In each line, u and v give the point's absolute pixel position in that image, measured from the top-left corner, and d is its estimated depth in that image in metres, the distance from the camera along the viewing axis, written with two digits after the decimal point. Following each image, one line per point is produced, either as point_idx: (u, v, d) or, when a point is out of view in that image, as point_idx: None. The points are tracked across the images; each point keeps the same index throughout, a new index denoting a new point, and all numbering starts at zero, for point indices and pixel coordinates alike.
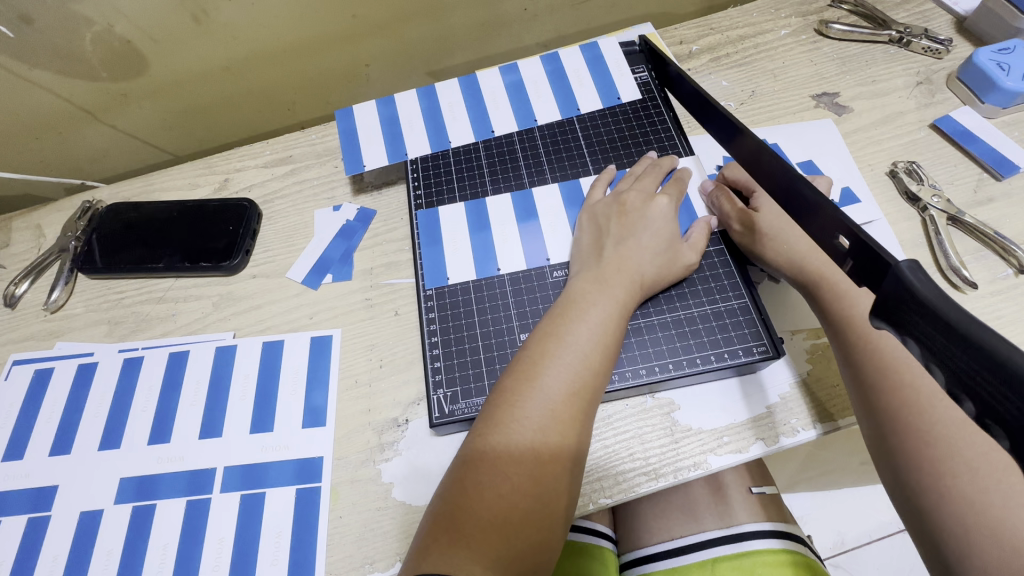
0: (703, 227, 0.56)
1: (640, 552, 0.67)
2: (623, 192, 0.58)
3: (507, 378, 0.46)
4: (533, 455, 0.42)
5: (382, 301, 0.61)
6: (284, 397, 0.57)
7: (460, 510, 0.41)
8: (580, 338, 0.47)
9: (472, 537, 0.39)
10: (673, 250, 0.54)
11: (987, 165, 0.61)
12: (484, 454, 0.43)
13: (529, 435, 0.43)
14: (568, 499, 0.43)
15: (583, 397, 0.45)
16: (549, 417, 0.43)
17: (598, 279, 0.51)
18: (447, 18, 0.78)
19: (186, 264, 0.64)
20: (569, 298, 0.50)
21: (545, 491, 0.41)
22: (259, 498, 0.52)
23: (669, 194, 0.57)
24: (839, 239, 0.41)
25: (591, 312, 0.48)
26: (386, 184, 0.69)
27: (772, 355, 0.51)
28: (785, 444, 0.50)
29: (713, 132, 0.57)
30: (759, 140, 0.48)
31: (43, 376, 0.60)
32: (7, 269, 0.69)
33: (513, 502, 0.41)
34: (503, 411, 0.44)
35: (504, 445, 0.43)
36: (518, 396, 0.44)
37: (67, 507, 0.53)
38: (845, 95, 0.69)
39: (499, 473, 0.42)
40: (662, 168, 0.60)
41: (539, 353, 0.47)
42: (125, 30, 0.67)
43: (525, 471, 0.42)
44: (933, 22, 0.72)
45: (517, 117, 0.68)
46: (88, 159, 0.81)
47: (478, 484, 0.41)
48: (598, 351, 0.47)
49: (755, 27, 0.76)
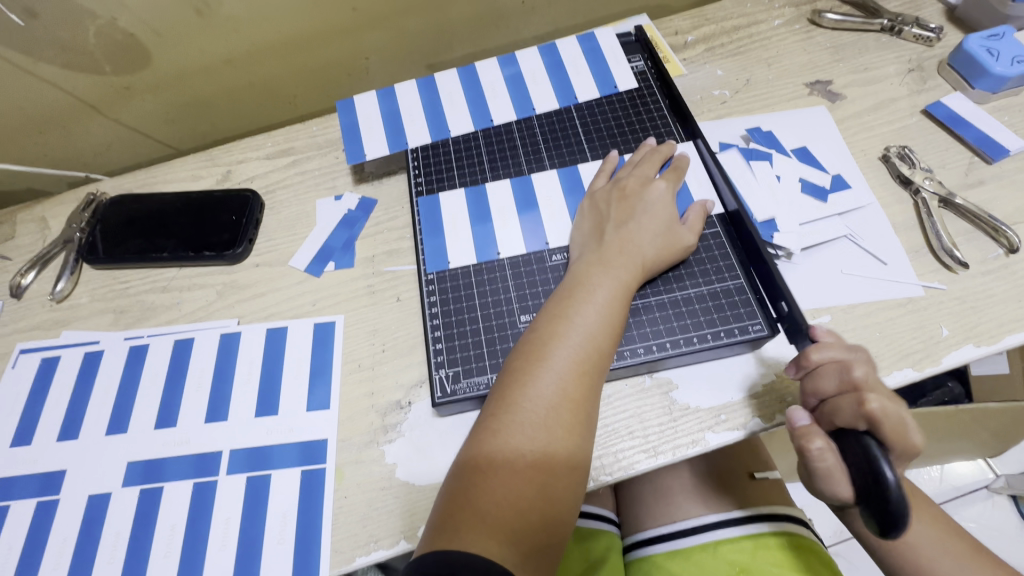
0: (700, 210, 0.56)
1: (643, 534, 0.67)
2: (622, 178, 0.59)
3: (517, 359, 0.47)
4: (545, 434, 0.43)
5: (384, 288, 0.62)
6: (288, 382, 0.57)
7: (474, 488, 0.41)
8: (588, 319, 0.48)
9: (486, 513, 0.40)
10: (671, 232, 0.55)
11: (977, 148, 0.62)
12: (496, 431, 0.43)
13: (541, 414, 0.43)
14: (579, 476, 0.43)
15: (591, 376, 0.46)
16: (558, 394, 0.44)
17: (600, 261, 0.52)
18: (445, 12, 0.79)
19: (191, 253, 0.65)
20: (574, 280, 0.51)
21: (556, 467, 0.43)
22: (265, 480, 0.53)
23: (666, 178, 0.58)
24: (779, 305, 0.52)
25: (597, 293, 0.49)
26: (387, 174, 0.70)
27: (767, 333, 0.52)
28: (781, 421, 0.50)
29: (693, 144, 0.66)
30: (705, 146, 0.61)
31: (49, 364, 0.61)
32: (12, 261, 0.70)
33: (526, 477, 0.42)
34: (513, 391, 0.45)
35: (516, 420, 0.43)
36: (529, 375, 0.45)
37: (74, 491, 0.54)
38: (838, 83, 0.70)
39: (511, 449, 0.42)
40: (661, 154, 0.61)
41: (548, 333, 0.47)
42: (129, 24, 0.68)
43: (536, 449, 0.43)
44: (924, 11, 0.73)
45: (515, 106, 0.69)
46: (91, 153, 0.82)
47: (489, 460, 0.42)
48: (605, 332, 0.48)
49: (749, 17, 0.77)
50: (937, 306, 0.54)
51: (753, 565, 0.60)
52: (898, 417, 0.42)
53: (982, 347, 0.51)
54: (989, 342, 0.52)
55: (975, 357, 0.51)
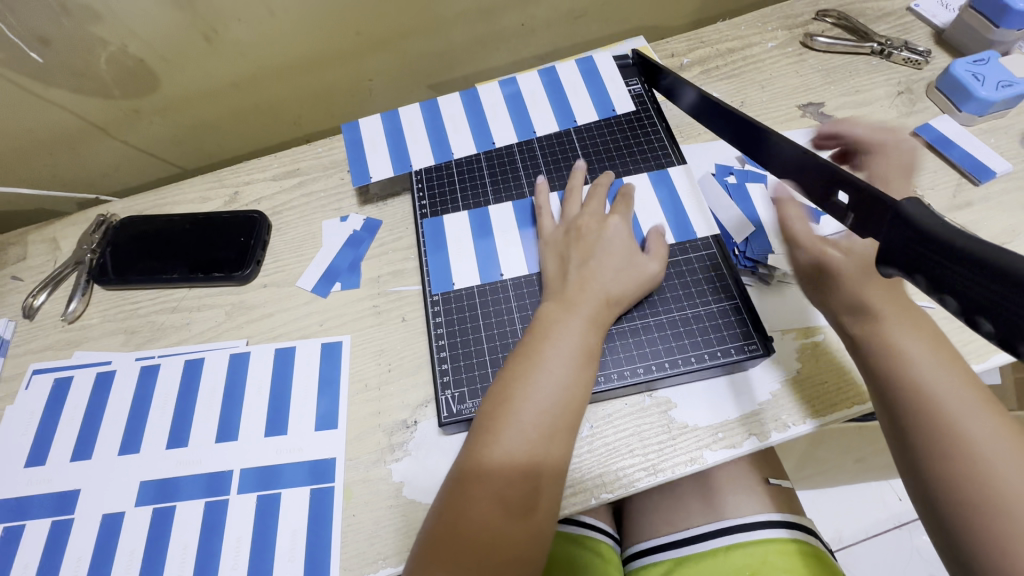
0: (659, 236, 0.58)
1: (653, 540, 0.68)
2: (575, 216, 0.60)
3: (486, 403, 0.49)
4: (507, 477, 0.45)
5: (390, 308, 0.64)
6: (297, 401, 0.59)
7: (442, 532, 0.44)
8: (552, 360, 0.49)
9: (452, 556, 0.43)
10: (633, 263, 0.56)
11: (965, 171, 0.64)
12: (463, 476, 0.46)
13: (504, 459, 0.45)
14: (547, 506, 0.46)
15: (558, 412, 0.48)
16: (524, 432, 0.46)
17: (564, 302, 0.53)
18: (446, 34, 0.81)
19: (200, 275, 0.67)
20: (537, 323, 0.53)
21: (522, 499, 0.45)
22: (275, 498, 0.54)
23: (619, 212, 0.60)
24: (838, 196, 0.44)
25: (564, 333, 0.51)
26: (391, 195, 0.72)
27: (761, 354, 0.53)
28: (776, 439, 0.52)
29: (720, 129, 0.60)
30: (782, 140, 0.49)
31: (63, 384, 0.62)
32: (24, 281, 0.71)
33: (490, 519, 0.44)
34: (478, 435, 0.47)
35: (484, 458, 0.46)
36: (494, 421, 0.47)
37: (88, 510, 0.55)
38: (830, 105, 0.72)
39: (479, 483, 0.45)
40: (602, 187, 0.63)
41: (513, 377, 0.49)
42: (138, 50, 0.69)
43: (500, 491, 0.45)
44: (912, 34, 0.76)
45: (516, 128, 0.71)
46: (99, 173, 0.84)
47: (459, 494, 0.45)
48: (569, 371, 0.49)
49: (743, 40, 0.79)
50: None
51: (764, 570, 0.60)
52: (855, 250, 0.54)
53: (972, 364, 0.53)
54: (979, 360, 0.53)
55: None
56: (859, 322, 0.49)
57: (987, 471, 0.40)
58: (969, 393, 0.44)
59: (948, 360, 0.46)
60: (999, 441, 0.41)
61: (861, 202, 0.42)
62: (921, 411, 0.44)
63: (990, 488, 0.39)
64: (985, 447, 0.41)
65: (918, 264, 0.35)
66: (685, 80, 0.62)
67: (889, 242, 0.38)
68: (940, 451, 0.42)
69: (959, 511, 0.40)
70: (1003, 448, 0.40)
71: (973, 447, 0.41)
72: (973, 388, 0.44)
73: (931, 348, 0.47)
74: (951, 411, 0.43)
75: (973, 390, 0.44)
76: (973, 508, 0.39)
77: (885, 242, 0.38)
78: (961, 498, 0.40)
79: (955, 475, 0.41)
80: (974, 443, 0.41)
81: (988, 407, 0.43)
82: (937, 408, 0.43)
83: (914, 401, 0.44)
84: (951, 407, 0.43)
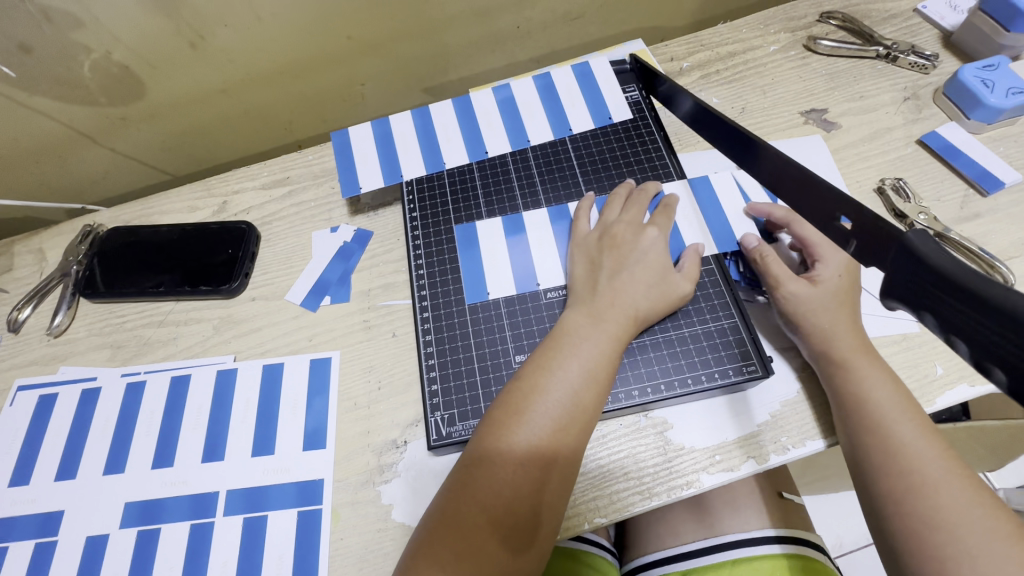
0: (694, 256, 0.56)
1: (661, 553, 0.66)
2: (612, 222, 0.58)
3: (498, 407, 0.48)
4: (515, 486, 0.43)
5: (380, 323, 0.62)
6: (285, 419, 0.58)
7: (441, 534, 0.42)
8: (571, 372, 0.48)
9: (447, 560, 0.41)
10: (666, 281, 0.54)
11: (973, 181, 0.62)
12: (469, 480, 0.44)
13: (513, 467, 0.44)
14: (547, 534, 0.44)
15: (573, 433, 0.46)
16: (533, 451, 0.45)
17: (592, 313, 0.52)
18: (441, 37, 0.79)
19: (187, 288, 0.65)
20: (562, 330, 0.51)
21: (523, 524, 0.43)
22: (262, 520, 0.53)
23: (657, 222, 0.58)
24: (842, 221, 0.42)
25: (583, 346, 0.49)
26: (383, 206, 0.70)
27: (760, 376, 0.52)
28: (775, 461, 0.51)
29: (722, 146, 0.57)
30: (778, 152, 0.47)
31: (47, 402, 0.61)
32: (9, 294, 0.70)
33: (490, 527, 0.42)
34: (488, 441, 0.46)
35: (492, 472, 0.44)
36: (506, 426, 0.46)
37: (72, 532, 0.54)
38: (833, 111, 0.70)
39: (479, 501, 0.43)
40: (648, 194, 0.60)
41: (529, 385, 0.48)
42: (123, 57, 0.67)
43: (505, 500, 0.43)
44: (919, 37, 0.73)
45: (510, 137, 0.69)
46: (87, 181, 0.82)
47: (457, 513, 0.43)
48: (587, 386, 0.48)
49: (744, 43, 0.77)
50: (932, 342, 0.54)
51: None
52: (828, 295, 0.52)
53: (976, 386, 0.52)
54: (983, 382, 0.52)
55: (970, 397, 0.52)
56: (827, 352, 0.50)
57: (937, 502, 0.42)
58: (931, 441, 0.45)
59: (908, 399, 0.48)
60: (949, 475, 0.43)
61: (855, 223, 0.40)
62: (881, 445, 0.45)
63: (938, 518, 0.41)
64: (934, 480, 0.43)
65: (924, 300, 0.34)
66: (682, 88, 0.60)
67: (894, 272, 0.36)
68: (897, 481, 0.44)
69: (908, 539, 0.42)
70: (953, 481, 0.42)
71: (924, 479, 0.43)
72: (924, 423, 0.46)
73: (895, 386, 0.48)
74: (908, 446, 0.45)
75: (927, 428, 0.46)
76: (921, 536, 0.41)
77: (891, 272, 0.37)
78: (911, 526, 0.42)
79: (906, 504, 0.43)
80: (926, 474, 0.43)
81: (940, 445, 0.45)
82: (895, 442, 0.45)
83: (870, 430, 0.46)
84: (906, 440, 0.45)
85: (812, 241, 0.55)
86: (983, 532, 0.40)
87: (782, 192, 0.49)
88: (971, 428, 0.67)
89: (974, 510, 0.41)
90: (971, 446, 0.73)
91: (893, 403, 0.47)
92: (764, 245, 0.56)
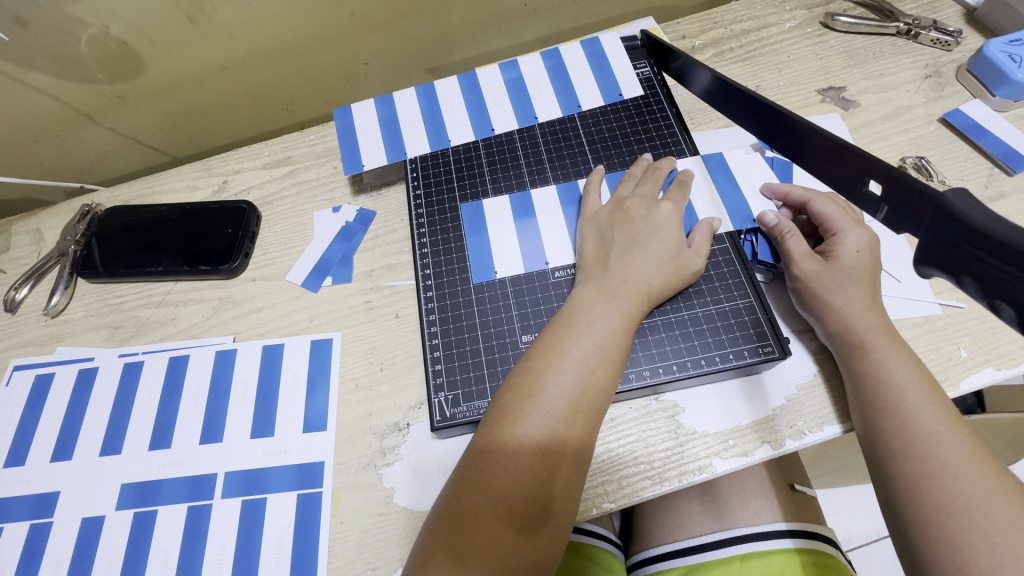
0: (707, 230, 0.54)
1: (668, 547, 0.64)
2: (624, 198, 0.56)
3: (509, 390, 0.46)
4: (532, 474, 0.42)
5: (382, 304, 0.61)
6: (284, 400, 0.56)
7: (456, 529, 0.40)
8: (584, 352, 0.46)
9: (466, 554, 0.39)
10: (679, 256, 0.52)
11: (999, 160, 0.60)
12: (482, 469, 0.42)
13: (529, 454, 0.42)
14: (565, 520, 0.42)
15: (588, 416, 0.44)
16: (548, 436, 0.43)
17: (604, 289, 0.50)
18: (447, 15, 0.77)
19: (186, 267, 0.63)
20: (573, 308, 0.49)
21: (541, 512, 0.41)
22: (261, 503, 0.52)
23: (671, 199, 0.56)
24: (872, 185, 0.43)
25: (595, 325, 0.47)
26: (386, 185, 0.69)
27: (776, 357, 0.50)
28: (790, 447, 0.49)
29: (744, 120, 0.56)
30: (799, 121, 0.47)
31: (44, 381, 0.60)
32: (8, 274, 0.69)
33: (508, 516, 0.41)
34: (500, 427, 0.44)
35: (506, 459, 0.42)
36: (519, 411, 0.44)
37: (68, 514, 0.53)
38: (852, 89, 0.67)
39: (496, 492, 0.41)
40: (661, 171, 0.58)
41: (541, 367, 0.46)
42: (120, 31, 0.66)
43: (522, 488, 0.41)
44: (942, 14, 0.71)
45: (517, 114, 0.67)
46: (87, 161, 0.81)
47: (473, 505, 0.41)
48: (601, 365, 0.46)
49: (759, 20, 0.74)
50: (954, 326, 0.52)
51: None
52: (848, 272, 0.50)
53: (1001, 370, 0.50)
54: (1010, 366, 0.50)
55: (995, 381, 0.49)
56: (846, 334, 0.48)
57: (955, 489, 0.40)
58: (954, 426, 0.43)
59: (931, 383, 0.45)
60: (970, 462, 0.41)
61: (895, 189, 0.41)
62: (899, 429, 0.43)
63: (957, 505, 0.39)
64: (954, 466, 0.41)
65: (967, 265, 0.35)
66: (697, 61, 0.58)
67: (933, 239, 0.37)
68: (913, 467, 0.42)
69: (922, 526, 0.40)
70: (974, 468, 0.40)
71: (943, 464, 0.41)
72: (947, 407, 0.44)
73: (917, 369, 0.46)
74: (928, 431, 0.43)
75: (950, 413, 0.43)
76: (938, 523, 0.39)
77: (935, 241, 0.37)
78: (927, 513, 0.40)
79: (922, 490, 0.41)
80: (945, 461, 0.41)
81: (963, 431, 0.43)
82: (915, 427, 0.43)
83: (889, 415, 0.44)
84: (927, 425, 0.43)
85: (830, 217, 0.53)
86: (1004, 523, 0.38)
87: (808, 165, 0.49)
88: (991, 417, 0.65)
89: (996, 498, 0.39)
90: (989, 437, 0.71)
91: (915, 386, 0.45)
92: (783, 223, 0.54)
